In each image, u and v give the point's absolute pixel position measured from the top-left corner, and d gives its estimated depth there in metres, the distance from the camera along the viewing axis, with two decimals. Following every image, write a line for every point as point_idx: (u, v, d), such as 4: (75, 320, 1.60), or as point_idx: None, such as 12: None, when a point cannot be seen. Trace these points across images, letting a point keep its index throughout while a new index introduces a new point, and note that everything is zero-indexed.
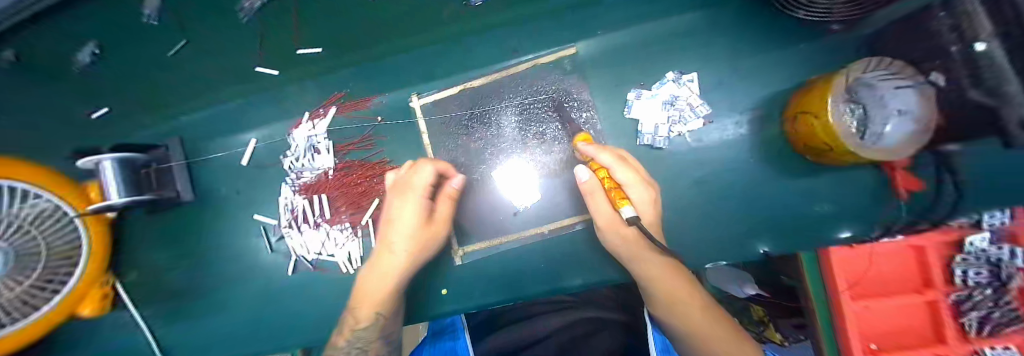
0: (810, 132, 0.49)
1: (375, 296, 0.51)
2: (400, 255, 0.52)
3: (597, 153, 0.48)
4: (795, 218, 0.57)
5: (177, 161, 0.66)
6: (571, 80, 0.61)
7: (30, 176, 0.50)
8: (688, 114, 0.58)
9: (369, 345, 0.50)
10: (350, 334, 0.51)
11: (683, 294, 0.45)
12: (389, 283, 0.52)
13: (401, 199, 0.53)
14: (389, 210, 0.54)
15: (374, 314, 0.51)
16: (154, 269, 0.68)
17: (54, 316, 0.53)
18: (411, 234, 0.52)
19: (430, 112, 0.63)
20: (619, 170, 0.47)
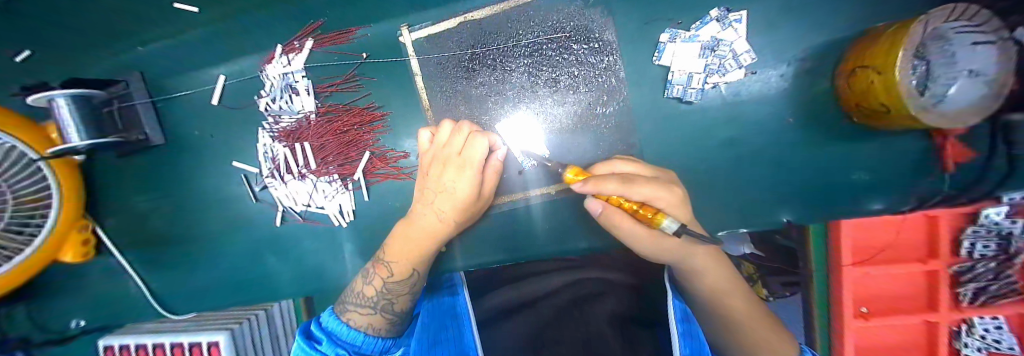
0: (866, 90, 0.41)
1: (410, 253, 0.49)
2: (438, 218, 0.48)
3: (600, 187, 0.34)
4: (827, 188, 0.52)
5: (142, 99, 0.59)
6: (593, 15, 0.51)
7: None
8: (729, 63, 0.49)
9: (398, 298, 0.49)
10: (382, 285, 0.49)
11: (727, 287, 0.44)
12: (425, 243, 0.49)
13: (452, 171, 0.46)
14: (439, 180, 0.47)
15: (413, 270, 0.49)
16: (136, 215, 0.65)
17: (36, 261, 0.51)
18: (461, 205, 0.48)
19: (423, 50, 0.54)
20: (635, 192, 0.35)
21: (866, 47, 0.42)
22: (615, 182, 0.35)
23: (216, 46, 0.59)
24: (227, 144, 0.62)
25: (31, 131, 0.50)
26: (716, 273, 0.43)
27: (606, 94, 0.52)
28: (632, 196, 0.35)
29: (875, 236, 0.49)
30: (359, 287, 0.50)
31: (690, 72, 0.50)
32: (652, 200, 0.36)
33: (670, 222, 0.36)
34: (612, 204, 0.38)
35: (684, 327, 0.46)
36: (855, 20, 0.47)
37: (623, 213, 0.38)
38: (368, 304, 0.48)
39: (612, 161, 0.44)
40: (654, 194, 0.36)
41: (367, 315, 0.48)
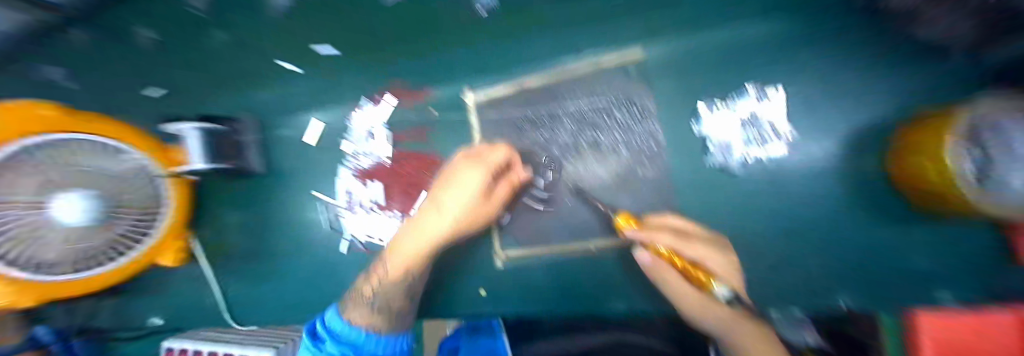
0: (919, 172, 0.43)
1: (410, 254, 0.58)
2: (445, 222, 0.57)
3: (653, 237, 0.50)
4: (887, 270, 0.50)
5: (252, 135, 0.70)
6: (636, 87, 0.57)
7: (116, 134, 0.58)
8: (769, 135, 0.53)
9: (396, 299, 0.57)
10: (377, 286, 0.57)
11: (752, 342, 0.46)
12: (423, 245, 0.57)
13: (467, 169, 0.59)
14: (450, 180, 0.60)
15: (405, 272, 0.57)
16: (216, 231, 0.74)
17: (142, 260, 0.63)
18: (468, 205, 0.57)
19: (484, 109, 0.63)
20: (686, 248, 0.49)
21: (919, 133, 0.44)
22: (666, 237, 0.49)
23: (309, 95, 0.70)
24: (307, 176, 0.72)
25: (162, 152, 0.63)
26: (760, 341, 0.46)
27: (647, 157, 0.56)
28: (681, 252, 0.48)
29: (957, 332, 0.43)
30: (362, 288, 0.59)
31: (729, 142, 0.54)
32: (704, 261, 0.49)
33: (721, 289, 0.45)
34: (662, 258, 0.49)
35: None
36: (893, 104, 0.50)
37: (672, 270, 0.49)
38: (365, 303, 0.56)
39: (665, 214, 0.55)
40: (705, 256, 0.49)
41: (366, 315, 0.55)
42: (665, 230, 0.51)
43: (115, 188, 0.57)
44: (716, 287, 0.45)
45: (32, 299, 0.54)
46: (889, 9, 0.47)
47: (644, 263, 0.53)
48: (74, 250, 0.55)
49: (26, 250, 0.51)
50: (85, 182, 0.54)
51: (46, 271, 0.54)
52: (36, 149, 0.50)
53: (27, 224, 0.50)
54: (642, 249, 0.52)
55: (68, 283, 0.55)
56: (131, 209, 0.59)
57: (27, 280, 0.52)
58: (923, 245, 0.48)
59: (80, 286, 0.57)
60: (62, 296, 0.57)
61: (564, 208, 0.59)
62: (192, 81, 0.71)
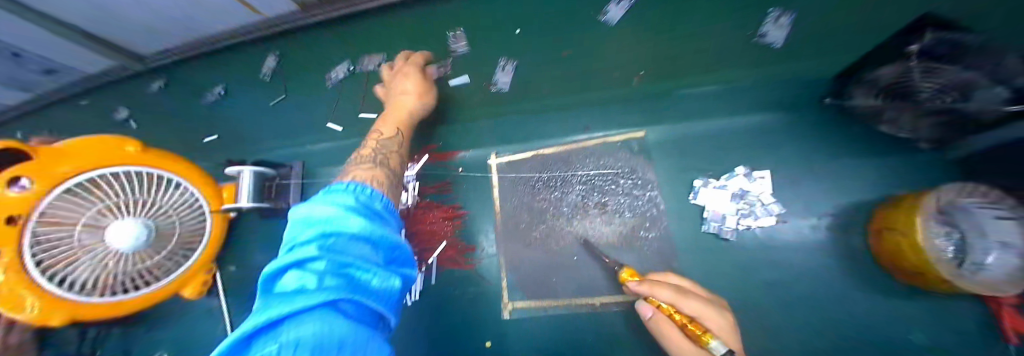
0: (896, 252, 0.48)
1: (398, 117, 0.60)
2: (406, 96, 0.60)
3: (653, 290, 0.45)
4: (885, 343, 0.52)
5: (296, 179, 0.78)
6: (638, 159, 0.67)
7: (180, 169, 0.60)
8: (759, 210, 0.59)
9: (392, 155, 0.57)
10: (377, 143, 0.58)
11: None
12: (403, 114, 0.60)
13: (400, 80, 0.61)
14: (394, 93, 0.62)
15: (397, 130, 0.60)
16: (245, 265, 0.79)
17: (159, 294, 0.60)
18: (416, 80, 0.60)
19: (504, 170, 0.71)
20: (685, 302, 0.43)
21: (888, 217, 0.50)
22: (669, 290, 0.44)
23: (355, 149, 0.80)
24: None
25: (213, 193, 0.66)
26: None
27: (649, 221, 0.63)
28: (682, 306, 0.43)
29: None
30: (352, 171, 0.52)
31: (724, 213, 0.60)
32: (702, 318, 0.42)
33: (717, 343, 0.38)
34: (662, 312, 0.46)
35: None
36: (863, 188, 0.58)
37: (670, 322, 0.45)
38: (368, 162, 0.54)
39: (667, 274, 0.53)
40: (705, 312, 0.43)
41: (369, 170, 0.50)
42: (667, 284, 0.46)
43: (165, 222, 0.58)
44: (710, 341, 0.38)
45: (60, 321, 0.52)
46: (857, 109, 0.53)
47: (646, 317, 0.49)
48: (110, 276, 0.54)
49: (66, 270, 0.50)
50: (140, 210, 0.54)
51: (82, 291, 0.52)
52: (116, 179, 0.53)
53: (81, 243, 0.50)
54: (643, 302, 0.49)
55: (90, 309, 0.53)
56: (168, 242, 0.58)
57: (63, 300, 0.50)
58: (918, 320, 0.51)
59: (101, 310, 0.54)
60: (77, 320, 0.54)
61: (574, 264, 0.62)
62: (252, 131, 0.82)
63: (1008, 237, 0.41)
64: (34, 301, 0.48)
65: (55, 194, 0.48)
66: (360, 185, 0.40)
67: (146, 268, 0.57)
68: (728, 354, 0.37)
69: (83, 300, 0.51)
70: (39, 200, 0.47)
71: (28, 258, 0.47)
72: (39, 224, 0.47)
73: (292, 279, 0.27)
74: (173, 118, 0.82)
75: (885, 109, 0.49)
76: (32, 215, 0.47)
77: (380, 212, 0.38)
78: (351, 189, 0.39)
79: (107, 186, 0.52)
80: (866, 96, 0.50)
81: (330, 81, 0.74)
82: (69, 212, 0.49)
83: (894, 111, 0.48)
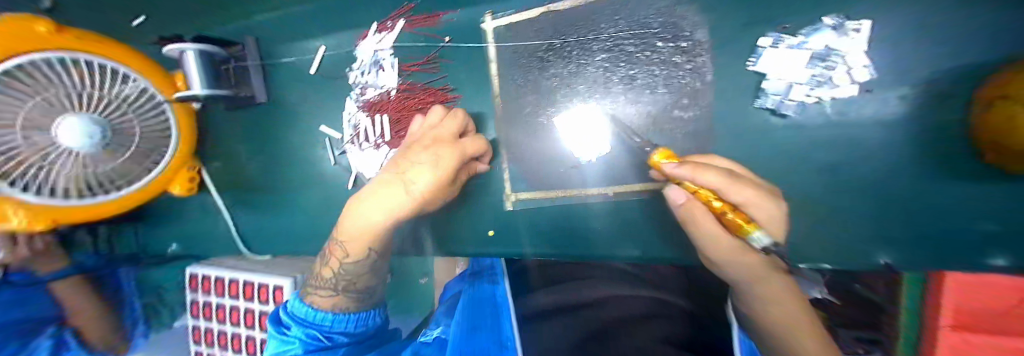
0: (1006, 119, 0.34)
1: (368, 233, 0.46)
2: (409, 196, 0.45)
3: (697, 173, 0.36)
4: (952, 232, 0.44)
5: (253, 60, 0.67)
6: (684, 13, 0.49)
7: (114, 54, 0.57)
8: (841, 76, 0.45)
9: (358, 277, 0.48)
10: (338, 266, 0.48)
11: (804, 327, 0.26)
12: (378, 223, 0.45)
13: (425, 144, 0.49)
14: (407, 159, 0.47)
15: (367, 251, 0.47)
16: (236, 160, 0.75)
17: (148, 191, 0.65)
18: (434, 183, 0.48)
19: (503, 39, 0.56)
20: (734, 189, 0.34)
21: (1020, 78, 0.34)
22: (715, 173, 0.35)
23: (320, 19, 0.64)
24: (317, 110, 0.68)
25: (164, 79, 0.64)
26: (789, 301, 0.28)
27: (687, 98, 0.50)
28: (731, 196, 0.34)
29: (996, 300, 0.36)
30: (322, 271, 0.51)
31: (793, 82, 0.46)
32: (747, 207, 0.34)
33: (760, 235, 0.31)
34: (697, 198, 0.37)
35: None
36: None
37: (704, 209, 0.36)
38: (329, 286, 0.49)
39: (712, 156, 0.44)
40: (753, 203, 0.35)
41: (328, 297, 0.48)
42: (712, 167, 0.37)
43: (130, 121, 0.59)
44: (751, 233, 0.31)
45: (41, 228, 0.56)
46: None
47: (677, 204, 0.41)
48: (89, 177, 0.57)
49: (43, 175, 0.52)
50: (85, 106, 0.53)
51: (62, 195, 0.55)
52: (31, 70, 0.48)
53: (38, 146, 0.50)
54: (676, 186, 0.40)
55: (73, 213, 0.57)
56: (133, 138, 0.59)
57: (43, 208, 0.54)
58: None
59: (91, 209, 0.60)
60: (71, 222, 0.59)
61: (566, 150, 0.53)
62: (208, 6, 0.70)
63: None
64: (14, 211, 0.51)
65: None
66: (311, 312, 0.47)
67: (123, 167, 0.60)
68: (768, 247, 0.31)
69: (59, 203, 0.55)
70: None
71: None
72: None
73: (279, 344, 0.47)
74: None
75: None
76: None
77: (323, 318, 0.46)
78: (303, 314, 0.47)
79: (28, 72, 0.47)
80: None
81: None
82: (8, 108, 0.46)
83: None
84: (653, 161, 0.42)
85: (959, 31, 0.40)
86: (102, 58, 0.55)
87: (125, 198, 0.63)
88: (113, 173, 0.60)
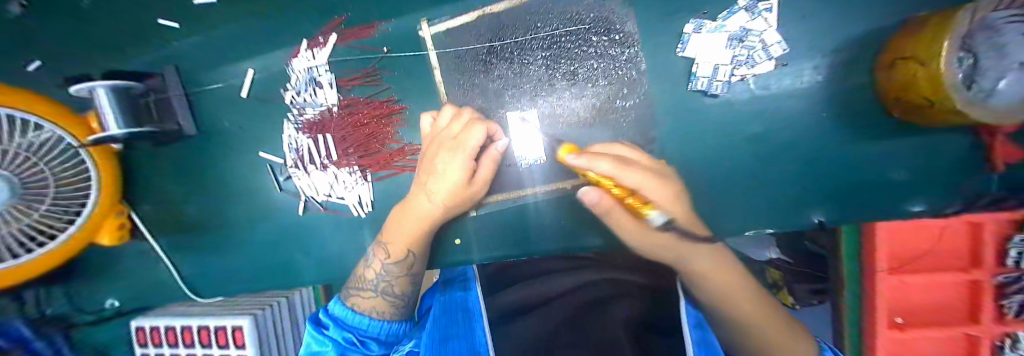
0: (908, 83, 0.41)
1: (410, 235, 0.56)
2: (434, 205, 0.54)
3: (594, 163, 0.45)
4: (860, 185, 0.50)
5: (176, 91, 0.62)
6: (614, 7, 0.51)
7: (24, 102, 0.51)
8: (758, 54, 0.49)
9: (397, 279, 0.57)
10: (381, 267, 0.57)
11: (738, 292, 0.42)
12: (421, 225, 0.56)
13: (448, 154, 0.51)
14: (432, 162, 0.53)
15: (405, 252, 0.57)
16: (166, 201, 0.67)
17: (73, 245, 0.56)
18: (453, 189, 0.53)
19: (442, 44, 0.55)
20: (627, 174, 0.44)
21: (923, 42, 0.38)
22: (607, 162, 0.45)
23: (249, 41, 0.61)
24: (256, 136, 0.64)
25: (77, 120, 0.55)
26: (725, 276, 0.43)
27: (626, 87, 0.52)
28: (623, 181, 0.44)
29: (911, 240, 0.44)
30: (362, 274, 0.59)
31: (717, 64, 0.50)
32: (642, 191, 0.45)
33: (656, 214, 0.44)
34: (604, 192, 0.47)
35: (698, 333, 0.44)
36: (883, 13, 0.46)
37: (614, 201, 0.47)
38: (371, 285, 0.57)
39: (613, 144, 0.48)
40: (647, 185, 0.45)
41: (369, 299, 0.57)
42: (606, 155, 0.45)
43: (38, 170, 0.50)
44: (649, 212, 0.44)
45: None
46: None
47: (591, 203, 0.50)
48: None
49: None
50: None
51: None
52: None
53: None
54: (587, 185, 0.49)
55: None
56: (45, 192, 0.51)
57: None
58: (909, 160, 0.48)
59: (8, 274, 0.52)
60: None
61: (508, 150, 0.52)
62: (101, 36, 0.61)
63: None
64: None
65: None
66: (354, 321, 0.56)
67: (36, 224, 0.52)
68: (663, 221, 0.44)
69: None
70: None
71: None
72: None
73: (317, 344, 0.57)
74: None
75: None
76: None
77: (365, 324, 0.56)
78: (345, 320, 0.56)
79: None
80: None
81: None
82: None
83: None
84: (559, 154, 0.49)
85: (834, 15, 0.48)
86: (8, 107, 0.49)
87: (43, 258, 0.54)
88: (22, 232, 0.51)
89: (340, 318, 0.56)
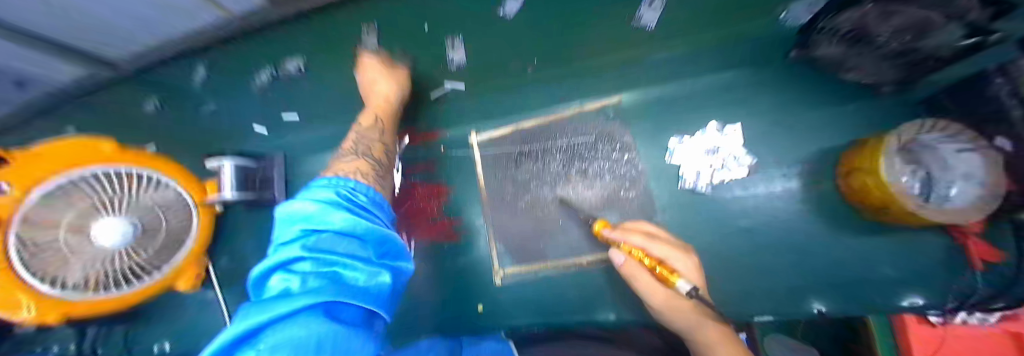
0: (864, 188, 0.50)
1: (375, 114, 0.64)
2: (382, 90, 0.65)
3: (625, 237, 0.48)
4: (857, 280, 0.55)
5: (277, 170, 0.80)
6: (614, 125, 0.69)
7: (171, 170, 0.64)
8: (732, 162, 0.63)
9: (374, 146, 0.59)
10: (353, 147, 0.58)
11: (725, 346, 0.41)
12: (383, 95, 0.65)
13: (371, 65, 0.66)
14: (371, 85, 0.65)
15: (376, 123, 0.64)
16: (241, 257, 0.80)
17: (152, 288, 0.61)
18: (387, 77, 0.65)
19: (486, 147, 0.73)
20: (654, 247, 0.46)
21: (865, 155, 0.50)
22: (640, 236, 0.47)
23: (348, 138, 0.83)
24: None
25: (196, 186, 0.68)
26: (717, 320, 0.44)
27: (628, 182, 0.66)
28: (651, 250, 0.45)
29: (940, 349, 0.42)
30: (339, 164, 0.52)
31: (699, 170, 0.64)
32: (669, 260, 0.45)
33: (682, 282, 0.39)
34: (633, 257, 0.48)
35: None
36: (825, 138, 0.61)
37: (643, 269, 0.47)
38: (351, 155, 0.56)
39: (639, 222, 0.56)
40: (671, 255, 0.46)
41: (354, 164, 0.52)
42: (637, 231, 0.49)
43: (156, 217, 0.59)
44: (676, 281, 0.39)
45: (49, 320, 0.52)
46: (820, 57, 0.54)
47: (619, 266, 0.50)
48: (102, 272, 0.54)
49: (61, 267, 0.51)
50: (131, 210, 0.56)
51: (77, 291, 0.52)
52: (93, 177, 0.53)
53: (69, 247, 0.50)
54: (617, 249, 0.50)
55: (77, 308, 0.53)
56: (158, 235, 0.59)
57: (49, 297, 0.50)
58: (892, 258, 0.54)
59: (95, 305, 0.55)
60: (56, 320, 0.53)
61: (541, 228, 0.66)
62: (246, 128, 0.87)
63: (972, 167, 0.42)
64: (29, 302, 0.49)
65: (33, 199, 0.48)
66: (343, 179, 0.43)
67: (139, 264, 0.58)
68: (691, 290, 0.37)
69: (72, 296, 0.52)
70: (19, 203, 0.47)
71: (16, 261, 0.47)
72: (20, 227, 0.47)
73: (278, 282, 0.29)
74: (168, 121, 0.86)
75: (849, 55, 0.50)
76: (15, 218, 0.47)
77: (365, 206, 0.41)
78: (338, 184, 0.41)
79: (88, 185, 0.52)
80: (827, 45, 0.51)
81: (258, 84, 0.80)
82: (51, 212, 0.49)
83: (856, 55, 0.50)
84: (596, 231, 0.55)
85: (789, 136, 0.63)
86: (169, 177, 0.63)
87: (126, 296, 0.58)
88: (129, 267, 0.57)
89: (328, 185, 0.41)
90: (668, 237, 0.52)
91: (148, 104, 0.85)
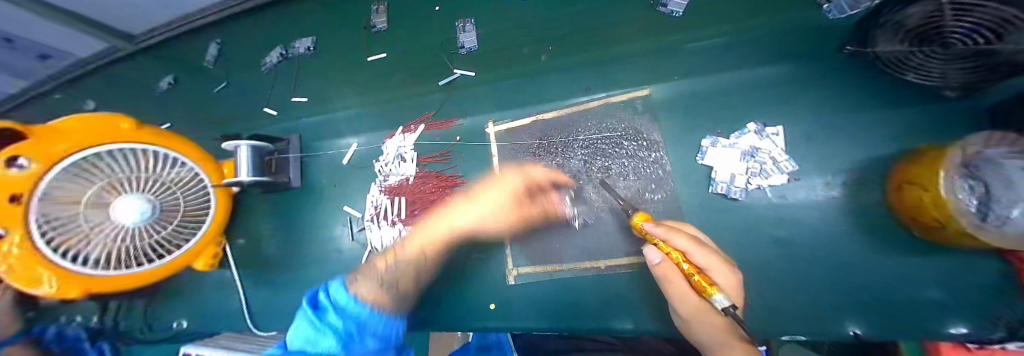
0: (917, 205, 0.46)
1: (432, 239, 0.54)
2: (469, 218, 0.56)
3: (669, 235, 0.45)
4: (895, 301, 0.51)
5: (294, 153, 0.78)
6: (641, 121, 0.65)
7: (190, 151, 0.62)
8: (771, 168, 0.58)
9: (406, 276, 0.48)
10: (392, 260, 0.50)
11: None
12: (440, 233, 0.55)
13: (494, 184, 0.59)
14: (453, 215, 0.57)
15: (421, 256, 0.52)
16: (257, 238, 0.81)
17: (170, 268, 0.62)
18: (511, 195, 0.58)
19: (504, 138, 0.71)
20: (697, 253, 0.43)
21: (924, 168, 0.45)
22: (685, 238, 0.44)
23: (362, 123, 0.81)
24: (344, 193, 0.79)
25: (215, 168, 0.66)
26: None
27: (654, 183, 0.62)
28: (694, 257, 0.43)
29: None
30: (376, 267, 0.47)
31: (733, 173, 0.59)
32: (710, 270, 0.42)
33: (720, 297, 0.37)
34: (669, 259, 0.45)
35: None
36: (876, 146, 0.56)
37: (678, 274, 0.45)
38: (374, 272, 0.47)
39: (685, 224, 0.52)
40: (714, 267, 0.43)
41: (374, 289, 0.42)
42: (682, 231, 0.45)
43: (172, 197, 0.59)
44: (713, 294, 0.37)
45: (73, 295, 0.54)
46: (879, 56, 0.49)
47: (653, 265, 0.48)
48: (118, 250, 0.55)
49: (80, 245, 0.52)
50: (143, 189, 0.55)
51: (94, 267, 0.54)
52: (109, 156, 0.54)
53: (88, 222, 0.52)
54: (653, 246, 0.48)
55: (97, 284, 0.55)
56: (173, 217, 0.59)
57: (70, 272, 0.52)
58: (936, 280, 0.50)
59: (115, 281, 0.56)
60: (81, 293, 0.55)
61: (557, 225, 0.64)
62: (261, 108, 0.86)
63: None
64: (50, 278, 0.50)
65: (52, 175, 0.50)
66: (359, 302, 0.39)
67: (154, 243, 0.58)
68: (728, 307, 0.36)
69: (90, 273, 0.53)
70: (39, 179, 0.49)
71: (38, 237, 0.49)
72: (40, 203, 0.49)
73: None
74: (185, 98, 0.86)
75: (912, 56, 0.46)
76: (34, 194, 0.49)
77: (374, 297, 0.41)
78: (350, 304, 0.39)
79: (104, 162, 0.53)
80: (892, 42, 0.46)
81: (268, 66, 0.79)
82: (72, 191, 0.51)
83: (921, 56, 0.45)
84: (634, 222, 0.51)
85: (834, 141, 0.58)
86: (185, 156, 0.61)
87: (146, 273, 0.59)
88: (145, 247, 0.58)
89: (342, 305, 0.38)
90: (715, 248, 0.48)
91: (162, 81, 0.85)
